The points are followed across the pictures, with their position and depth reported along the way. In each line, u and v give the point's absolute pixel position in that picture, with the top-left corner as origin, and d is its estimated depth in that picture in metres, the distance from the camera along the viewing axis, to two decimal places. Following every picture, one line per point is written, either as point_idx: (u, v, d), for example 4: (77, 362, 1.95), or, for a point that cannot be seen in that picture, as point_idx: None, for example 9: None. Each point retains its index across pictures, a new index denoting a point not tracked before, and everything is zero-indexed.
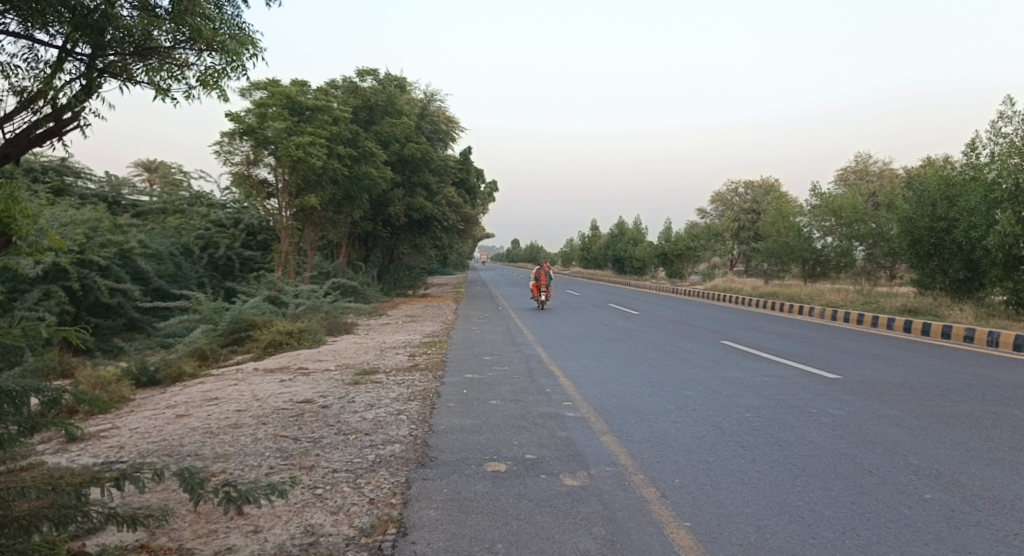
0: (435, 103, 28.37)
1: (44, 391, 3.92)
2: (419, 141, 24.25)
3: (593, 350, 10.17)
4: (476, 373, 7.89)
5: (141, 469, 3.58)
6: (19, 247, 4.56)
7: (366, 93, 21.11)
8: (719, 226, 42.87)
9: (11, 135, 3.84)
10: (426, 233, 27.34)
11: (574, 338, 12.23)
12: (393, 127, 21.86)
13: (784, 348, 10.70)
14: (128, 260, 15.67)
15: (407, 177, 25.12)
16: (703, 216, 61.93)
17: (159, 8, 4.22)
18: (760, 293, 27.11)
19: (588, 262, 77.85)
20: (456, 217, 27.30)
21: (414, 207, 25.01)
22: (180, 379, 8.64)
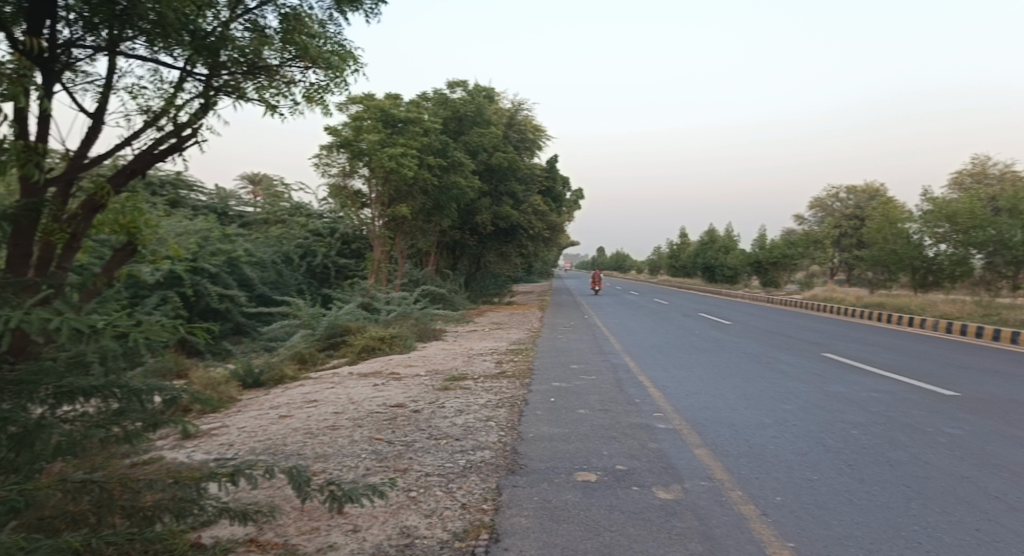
0: (523, 113, 28.66)
1: (165, 390, 4.42)
2: (508, 151, 24.58)
3: (684, 361, 9.94)
4: (564, 382, 7.86)
5: (254, 466, 3.84)
6: (143, 256, 4.88)
7: (455, 105, 22.07)
8: (819, 233, 41.14)
9: (137, 151, 4.31)
10: (513, 241, 27.63)
11: (662, 347, 12.04)
12: (481, 138, 22.57)
13: (893, 362, 10.10)
14: (236, 268, 16.74)
15: (495, 186, 25.60)
16: (800, 223, 59.65)
17: (268, 28, 4.48)
18: (866, 303, 25.63)
19: (676, 271, 76.46)
20: (542, 225, 27.37)
21: (501, 216, 25.39)
22: (281, 382, 9.11)
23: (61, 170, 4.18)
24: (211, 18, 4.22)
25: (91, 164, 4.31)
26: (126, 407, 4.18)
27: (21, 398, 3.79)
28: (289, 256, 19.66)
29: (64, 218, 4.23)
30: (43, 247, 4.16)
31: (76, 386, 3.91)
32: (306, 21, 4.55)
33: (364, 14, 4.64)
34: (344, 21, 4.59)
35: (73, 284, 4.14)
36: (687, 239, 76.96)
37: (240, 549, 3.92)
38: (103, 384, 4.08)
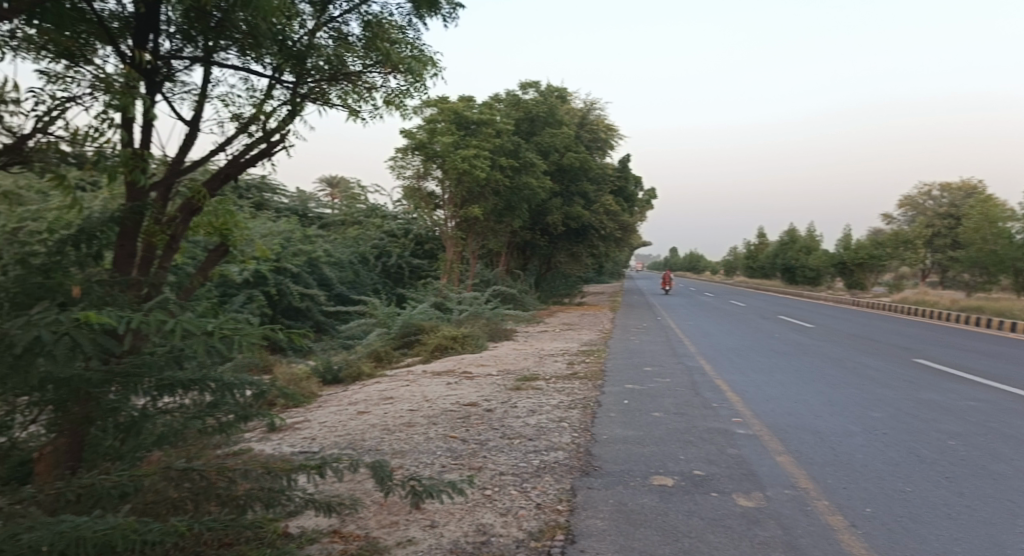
0: (595, 112, 28.67)
1: (254, 385, 4.64)
2: (579, 150, 24.68)
3: (763, 365, 9.65)
4: (637, 384, 7.77)
5: (340, 460, 3.99)
6: (234, 256, 5.12)
7: (527, 105, 22.97)
8: (908, 233, 39.30)
9: (230, 157, 4.56)
10: (584, 241, 27.69)
11: (737, 351, 11.74)
12: (553, 138, 23.22)
13: (994, 369, 9.46)
14: (316, 268, 17.44)
15: (567, 186, 25.70)
16: (887, 221, 56.96)
17: (351, 36, 4.63)
18: (959, 308, 24.21)
19: (752, 271, 74.46)
20: (614, 225, 27.30)
21: (572, 216, 25.49)
22: (359, 379, 9.41)
23: (163, 175, 4.50)
24: (299, 28, 4.42)
25: (188, 169, 4.60)
26: (218, 400, 4.50)
27: (129, 389, 4.05)
28: (366, 257, 20.42)
29: (164, 221, 4.58)
30: (146, 247, 4.49)
31: (176, 379, 4.17)
32: (387, 27, 4.67)
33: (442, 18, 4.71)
34: (423, 26, 4.67)
35: (168, 282, 4.48)
36: (766, 240, 75.13)
37: (324, 540, 4.07)
38: (200, 378, 4.35)
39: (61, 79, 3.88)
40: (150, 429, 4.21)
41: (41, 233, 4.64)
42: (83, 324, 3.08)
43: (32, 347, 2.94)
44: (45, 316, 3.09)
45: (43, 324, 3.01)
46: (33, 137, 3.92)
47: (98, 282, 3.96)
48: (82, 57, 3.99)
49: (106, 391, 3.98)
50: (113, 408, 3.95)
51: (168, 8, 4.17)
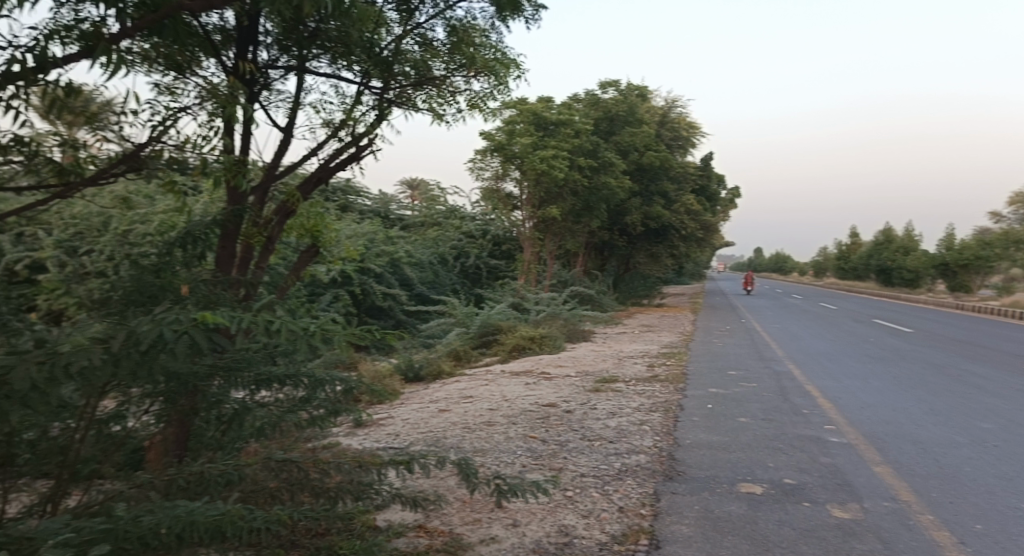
0: (676, 110, 28.46)
1: (341, 381, 4.82)
2: (659, 150, 24.82)
3: (857, 371, 9.23)
4: (722, 388, 7.58)
5: (428, 456, 4.12)
6: (323, 257, 5.34)
7: (607, 105, 22.76)
8: (1019, 232, 36.81)
9: (322, 161, 4.77)
10: (663, 242, 28.09)
11: (826, 356, 11.25)
12: (633, 138, 23.10)
13: None
14: (398, 268, 17.94)
15: (646, 186, 25.80)
16: (995, 220, 53.27)
17: (436, 41, 4.72)
18: None
19: (844, 273, 71.26)
20: (695, 225, 27.23)
21: (652, 216, 25.65)
22: (440, 378, 9.64)
23: (260, 180, 4.76)
24: (386, 35, 4.57)
25: (282, 174, 4.84)
26: (311, 395, 4.72)
27: (229, 382, 4.32)
28: (445, 257, 20.94)
29: (262, 223, 4.83)
30: (245, 248, 4.78)
31: (272, 373, 4.42)
32: (470, 32, 4.75)
33: (524, 20, 4.74)
34: (505, 29, 4.71)
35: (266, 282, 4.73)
36: (859, 240, 71.79)
37: (410, 534, 4.18)
38: (293, 373, 4.57)
39: (171, 91, 4.17)
40: (252, 420, 4.55)
41: (152, 236, 5.00)
42: (201, 324, 3.33)
43: (157, 344, 3.25)
44: (168, 315, 3.37)
45: (166, 323, 3.30)
46: (148, 145, 4.20)
47: (203, 281, 4.20)
48: (188, 70, 4.30)
49: (209, 383, 4.24)
50: (217, 400, 4.31)
51: (266, 21, 4.39)
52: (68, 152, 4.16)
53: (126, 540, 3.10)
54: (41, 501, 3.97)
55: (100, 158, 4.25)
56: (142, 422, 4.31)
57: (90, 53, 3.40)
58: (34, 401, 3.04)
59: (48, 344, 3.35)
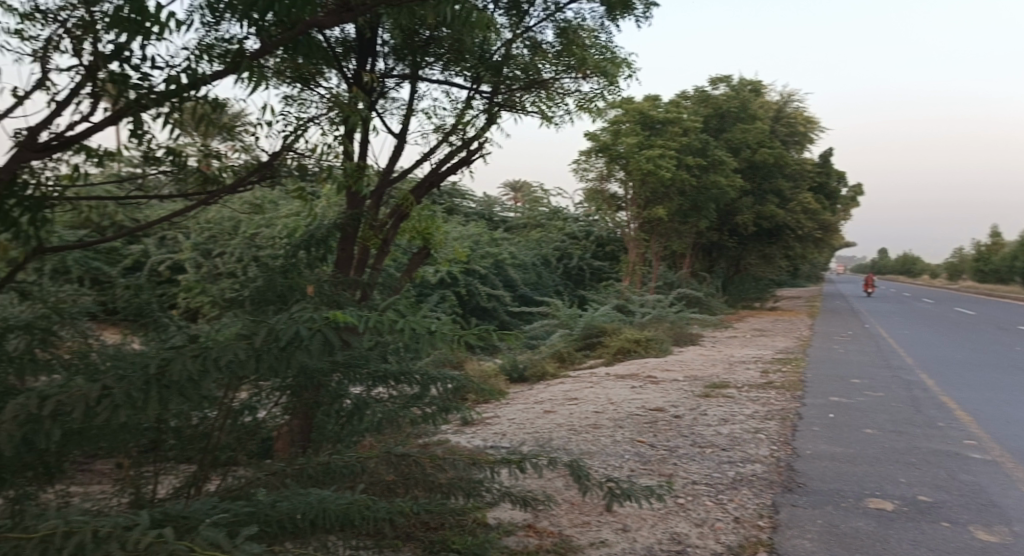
0: (793, 104, 27.63)
1: (449, 380, 4.95)
2: (773, 147, 24.38)
3: (1002, 383, 8.42)
4: (844, 397, 7.17)
5: (539, 456, 4.20)
6: (433, 258, 5.52)
7: (718, 101, 23.23)
8: None
9: (432, 166, 4.94)
10: (777, 242, 27.27)
11: (964, 366, 10.36)
12: (744, 134, 23.17)
13: None
14: (503, 270, 18.45)
15: (758, 184, 25.41)
16: None
17: (545, 44, 4.76)
18: None
19: (983, 278, 65.20)
20: (812, 225, 26.22)
21: (764, 216, 25.05)
22: (544, 378, 10.22)
23: (376, 185, 4.98)
24: (496, 40, 4.66)
25: (396, 179, 5.05)
26: (423, 392, 4.89)
27: (348, 377, 4.55)
28: (547, 259, 21.30)
29: (378, 226, 5.07)
30: (361, 250, 5.04)
31: (387, 371, 4.60)
32: (580, 33, 4.76)
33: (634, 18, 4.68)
34: (615, 28, 4.67)
35: (381, 282, 4.95)
36: (1002, 241, 65.61)
37: (520, 533, 4.22)
38: (405, 371, 4.74)
39: (300, 101, 4.48)
40: (370, 414, 4.75)
41: (279, 240, 5.33)
42: (333, 322, 3.59)
43: (293, 340, 3.50)
44: (303, 313, 3.65)
45: (302, 320, 3.57)
46: (280, 153, 4.40)
47: (327, 282, 4.43)
48: (312, 81, 4.61)
49: (330, 378, 4.47)
50: (338, 394, 4.56)
51: (384, 31, 4.60)
52: (205, 160, 4.53)
53: (266, 523, 3.33)
54: (187, 483, 4.33)
55: (234, 165, 4.61)
56: (271, 413, 4.61)
57: (235, 69, 3.74)
58: (187, 391, 3.29)
59: (199, 339, 3.65)
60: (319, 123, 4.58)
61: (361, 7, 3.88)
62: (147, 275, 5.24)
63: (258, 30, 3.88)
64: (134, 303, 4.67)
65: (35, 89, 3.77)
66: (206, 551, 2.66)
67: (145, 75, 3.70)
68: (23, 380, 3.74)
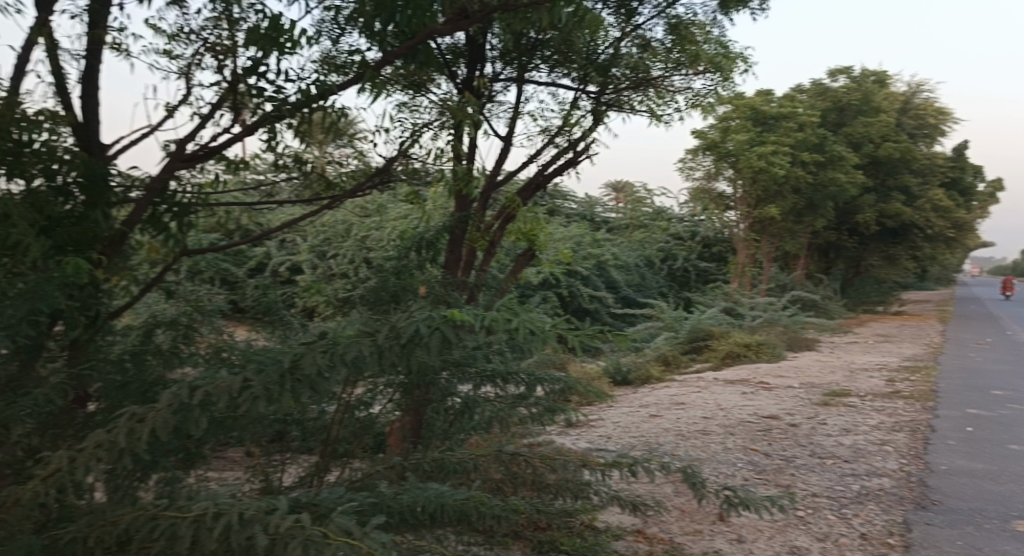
0: (922, 95, 26.12)
1: (554, 381, 4.96)
2: (898, 140, 23.32)
3: None
4: (984, 410, 6.62)
5: (652, 460, 4.13)
6: (537, 259, 5.58)
7: (837, 94, 22.32)
8: None
9: (538, 168, 4.97)
10: (903, 242, 25.96)
11: None
12: (867, 128, 22.24)
13: None
14: (605, 271, 19.22)
15: (881, 181, 24.14)
16: None
17: (654, 42, 4.69)
18: None
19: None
20: (943, 224, 24.66)
21: (888, 214, 23.76)
22: (649, 381, 10.61)
23: (483, 188, 5.08)
24: (604, 40, 4.64)
25: (502, 181, 5.12)
26: (528, 392, 4.93)
27: (455, 375, 4.68)
28: (651, 260, 21.41)
29: (484, 228, 5.17)
30: (469, 252, 5.14)
31: (495, 370, 4.70)
32: (692, 29, 4.68)
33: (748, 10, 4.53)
34: (729, 21, 4.54)
35: (488, 283, 5.02)
36: None
37: (629, 538, 4.17)
38: (514, 371, 4.81)
39: (414, 107, 4.63)
40: (479, 412, 4.88)
41: (387, 243, 5.53)
42: (448, 320, 3.71)
43: (413, 338, 3.62)
44: (421, 312, 3.77)
45: (421, 318, 3.69)
46: (398, 161, 4.61)
47: (438, 283, 4.56)
48: (425, 88, 4.77)
49: (439, 376, 4.60)
50: (447, 392, 4.70)
51: (493, 35, 4.65)
52: (327, 166, 4.81)
53: (390, 513, 3.47)
54: (310, 473, 4.57)
55: (349, 169, 4.85)
56: (385, 409, 4.80)
57: (360, 79, 3.95)
58: (317, 386, 3.47)
59: (327, 336, 3.83)
60: (432, 129, 4.73)
61: (478, 13, 4.04)
62: (270, 275, 5.56)
63: (380, 41, 4.07)
64: (263, 302, 5.04)
65: (183, 104, 4.14)
66: (339, 538, 2.79)
67: (279, 88, 3.99)
68: (168, 372, 4.06)
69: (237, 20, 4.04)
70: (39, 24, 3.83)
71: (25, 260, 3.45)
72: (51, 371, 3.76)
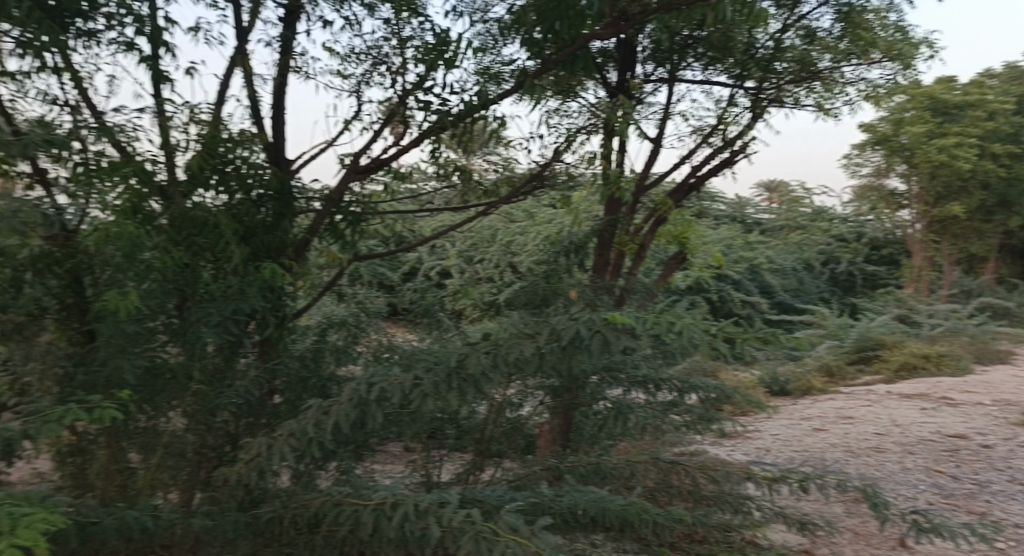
0: None
1: (707, 389, 4.82)
2: None
3: None
4: None
5: (826, 477, 3.89)
6: (689, 264, 5.45)
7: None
8: None
9: (692, 168, 4.84)
10: None
11: None
12: None
13: None
14: (758, 275, 18.79)
15: None
16: None
17: (822, 32, 4.46)
18: None
19: None
20: None
21: None
22: (809, 392, 10.26)
23: (633, 190, 5.02)
24: (764, 33, 4.46)
25: (651, 183, 5.02)
26: (679, 399, 4.82)
27: (606, 380, 4.67)
28: (811, 263, 20.51)
29: (634, 231, 5.12)
30: (618, 255, 5.10)
31: (647, 376, 4.67)
32: (867, 15, 4.41)
33: None
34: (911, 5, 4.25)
35: (638, 287, 4.93)
36: None
37: None
38: (665, 378, 4.73)
39: (565, 112, 4.68)
40: (632, 418, 4.78)
41: (532, 252, 5.62)
42: (610, 324, 3.57)
43: (574, 340, 3.57)
44: (581, 314, 3.67)
45: (582, 321, 3.61)
46: (552, 165, 4.75)
47: (587, 287, 4.56)
48: (574, 91, 4.78)
49: (589, 380, 4.61)
50: (596, 396, 4.69)
51: (644, 35, 4.56)
52: (483, 173, 5.03)
53: (553, 514, 3.52)
54: (466, 470, 4.76)
55: (500, 173, 5.04)
56: (535, 410, 4.77)
57: (520, 88, 4.09)
58: (481, 385, 3.56)
59: (490, 337, 3.91)
60: (586, 133, 4.75)
61: (639, 15, 4.05)
62: (423, 280, 5.83)
63: (539, 50, 4.16)
64: (422, 304, 5.33)
65: (357, 120, 4.48)
66: (508, 535, 2.84)
67: (444, 100, 4.24)
68: (338, 368, 4.50)
69: (406, 39, 4.30)
70: (238, 53, 4.27)
71: (229, 266, 3.84)
72: (248, 366, 4.13)
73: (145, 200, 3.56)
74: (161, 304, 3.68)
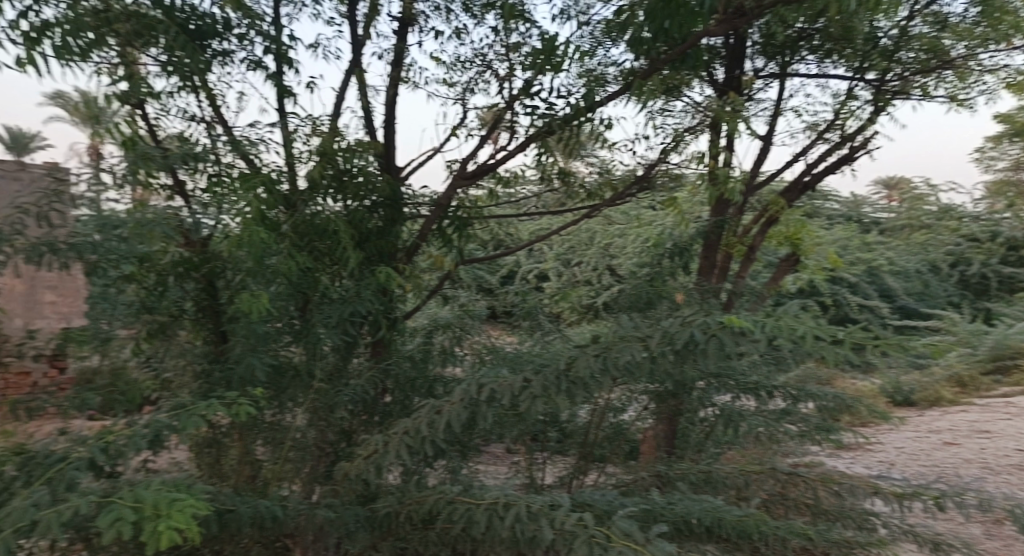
0: None
1: (823, 397, 4.60)
2: None
3: None
4: None
5: (965, 494, 3.62)
6: (801, 266, 5.19)
7: None
8: None
9: (807, 166, 4.63)
10: None
11: None
12: None
13: None
14: (877, 277, 18.36)
15: None
16: None
17: (954, 18, 4.27)
18: None
19: None
20: None
21: None
22: (936, 402, 10.51)
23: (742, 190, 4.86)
24: (888, 22, 4.27)
25: (761, 182, 4.84)
26: (791, 408, 4.63)
27: (713, 386, 4.52)
28: (936, 265, 19.38)
29: (741, 233, 4.96)
30: (724, 257, 4.96)
31: (759, 383, 4.50)
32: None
33: None
34: None
35: (746, 291, 4.77)
36: None
37: None
38: (773, 385, 4.55)
39: (671, 112, 4.60)
40: (742, 425, 4.61)
41: (633, 255, 5.52)
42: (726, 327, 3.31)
43: (688, 344, 3.42)
44: (695, 318, 3.48)
45: (696, 324, 3.42)
46: (658, 166, 4.71)
47: (694, 290, 4.43)
48: (680, 90, 4.66)
49: (696, 386, 4.47)
50: (702, 402, 4.55)
51: (755, 30, 4.42)
52: (586, 175, 5.04)
53: (666, 521, 3.46)
54: (571, 473, 4.79)
55: (602, 176, 5.02)
56: (638, 416, 4.81)
57: (627, 90, 4.07)
58: (591, 388, 3.50)
59: (599, 340, 3.83)
60: (693, 133, 4.65)
61: (754, 10, 3.95)
62: (522, 283, 5.85)
63: (647, 50, 4.15)
64: (526, 306, 5.35)
65: (463, 126, 4.60)
66: (623, 540, 2.74)
67: (551, 105, 4.29)
68: (443, 369, 4.63)
69: (513, 45, 4.36)
70: (354, 66, 4.48)
71: (346, 270, 4.00)
72: (362, 365, 4.29)
73: (271, 208, 3.69)
74: (287, 306, 3.85)
